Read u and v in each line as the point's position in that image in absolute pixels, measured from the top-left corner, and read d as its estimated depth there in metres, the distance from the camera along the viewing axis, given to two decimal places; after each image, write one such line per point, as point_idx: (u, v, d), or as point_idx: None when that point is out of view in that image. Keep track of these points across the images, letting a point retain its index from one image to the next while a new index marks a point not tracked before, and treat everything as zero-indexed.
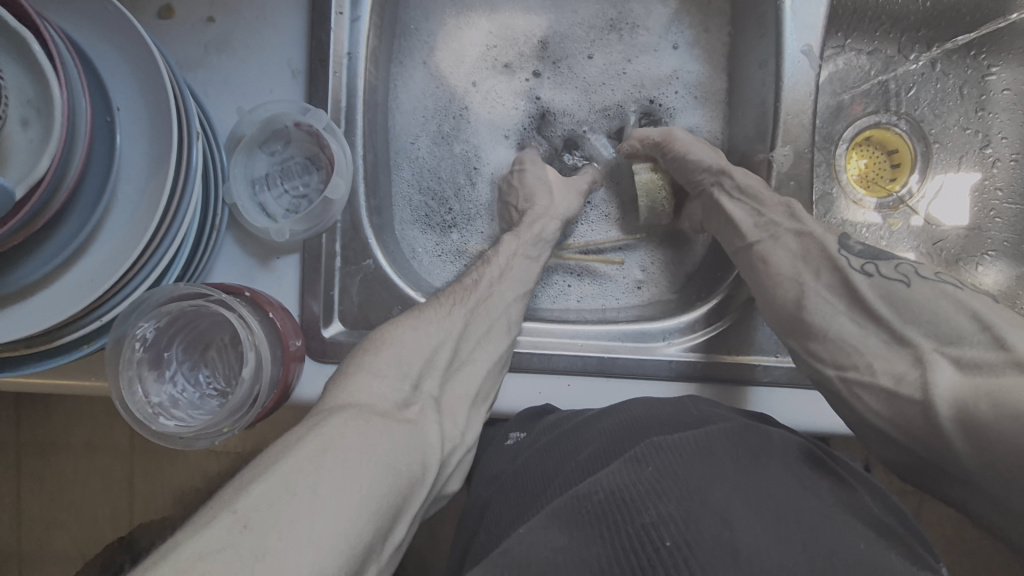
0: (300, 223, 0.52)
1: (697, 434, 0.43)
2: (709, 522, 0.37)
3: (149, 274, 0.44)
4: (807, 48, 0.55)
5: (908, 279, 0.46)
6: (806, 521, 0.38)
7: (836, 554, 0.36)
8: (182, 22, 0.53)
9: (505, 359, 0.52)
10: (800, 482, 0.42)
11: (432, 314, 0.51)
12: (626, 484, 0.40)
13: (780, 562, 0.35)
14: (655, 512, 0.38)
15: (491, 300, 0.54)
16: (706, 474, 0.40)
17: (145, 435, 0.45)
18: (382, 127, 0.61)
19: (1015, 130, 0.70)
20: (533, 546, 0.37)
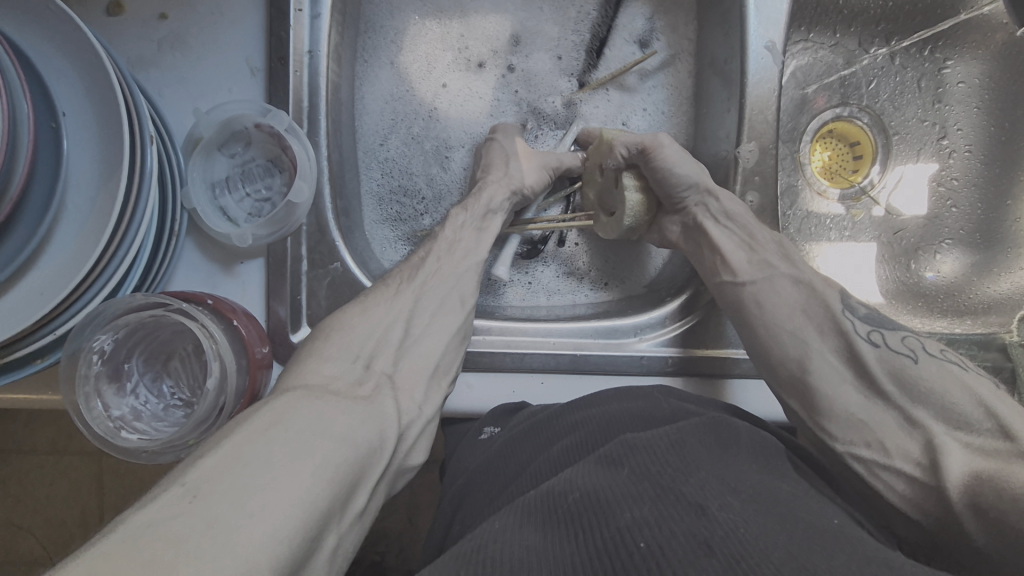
0: (264, 228, 0.50)
1: (670, 436, 0.44)
2: (683, 515, 0.36)
3: (105, 285, 0.42)
4: (769, 44, 0.56)
5: (914, 353, 0.46)
6: (784, 509, 0.38)
7: (817, 538, 0.36)
8: (132, 18, 0.51)
9: (465, 332, 0.51)
10: (767, 471, 0.43)
11: (382, 296, 0.50)
12: (600, 486, 0.40)
13: (758, 542, 0.34)
14: (630, 515, 0.37)
15: (445, 267, 0.53)
16: (678, 471, 0.40)
17: (106, 450, 0.44)
18: (348, 125, 0.60)
19: (970, 121, 0.72)
20: (504, 548, 0.36)
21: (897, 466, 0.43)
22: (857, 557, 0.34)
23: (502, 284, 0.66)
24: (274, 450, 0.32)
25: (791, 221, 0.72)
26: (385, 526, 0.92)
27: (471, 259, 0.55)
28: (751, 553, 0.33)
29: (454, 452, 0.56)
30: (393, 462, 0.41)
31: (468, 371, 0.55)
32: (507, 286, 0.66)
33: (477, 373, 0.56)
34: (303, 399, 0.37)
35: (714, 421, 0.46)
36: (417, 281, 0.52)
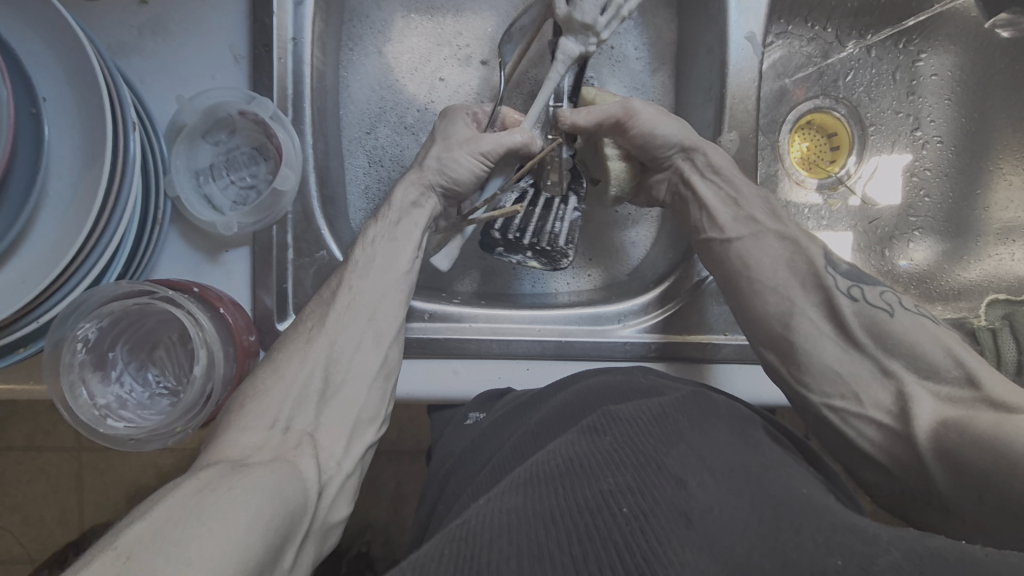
0: (248, 216, 0.50)
1: (651, 412, 0.45)
2: (663, 485, 0.38)
3: (88, 272, 0.42)
4: (750, 35, 0.57)
5: (891, 306, 0.48)
6: (760, 479, 0.40)
7: (792, 507, 0.37)
8: (111, 3, 0.50)
9: (387, 372, 0.49)
10: (742, 441, 0.45)
11: (294, 349, 0.47)
12: (583, 453, 0.41)
13: (733, 518, 0.36)
14: (613, 482, 0.39)
15: (359, 299, 0.49)
16: (659, 443, 0.42)
17: (93, 439, 0.44)
18: (333, 113, 0.60)
19: (942, 113, 0.74)
20: (488, 516, 0.38)
21: (870, 415, 0.45)
22: (826, 525, 0.36)
23: (487, 277, 0.67)
24: (210, 508, 0.32)
25: None
26: (371, 518, 0.93)
27: (399, 278, 0.51)
28: (726, 532, 0.35)
29: (440, 438, 0.56)
30: (318, 519, 0.40)
31: (456, 357, 0.56)
32: (492, 279, 0.67)
33: (464, 360, 0.56)
34: (227, 474, 0.35)
35: (693, 397, 0.47)
36: (331, 328, 0.48)
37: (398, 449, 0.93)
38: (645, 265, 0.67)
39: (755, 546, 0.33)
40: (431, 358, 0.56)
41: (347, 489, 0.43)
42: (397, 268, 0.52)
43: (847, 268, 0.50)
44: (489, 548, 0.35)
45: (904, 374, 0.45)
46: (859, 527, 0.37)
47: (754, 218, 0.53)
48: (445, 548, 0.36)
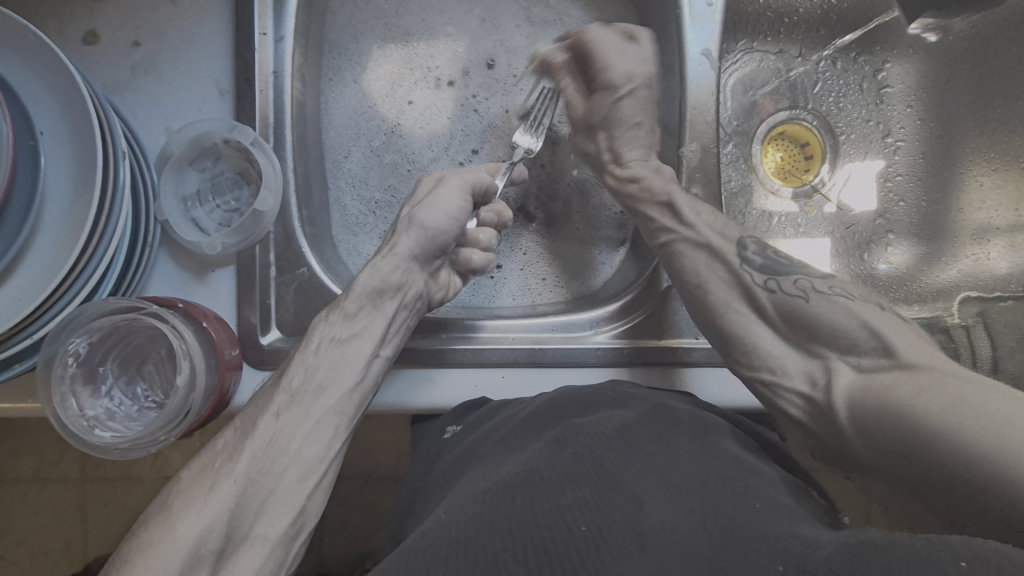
0: (231, 236, 0.53)
1: (615, 428, 0.44)
2: (621, 501, 0.37)
3: (78, 291, 0.45)
4: (706, 51, 0.60)
5: (807, 292, 0.46)
6: (715, 487, 0.38)
7: (739, 506, 0.36)
8: (106, 46, 0.55)
9: (296, 531, 0.42)
10: (705, 447, 0.43)
11: (199, 488, 0.40)
12: (544, 466, 0.41)
13: (688, 529, 0.34)
14: (571, 496, 0.37)
15: (283, 433, 0.43)
16: (619, 455, 0.41)
17: (81, 448, 0.46)
18: (314, 141, 0.63)
19: (909, 120, 0.76)
20: (447, 533, 0.36)
21: None
22: (776, 536, 0.33)
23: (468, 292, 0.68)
24: None
25: (745, 219, 0.75)
26: (373, 543, 0.93)
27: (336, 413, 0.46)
28: (680, 546, 0.33)
29: (417, 449, 0.58)
30: None
31: (433, 367, 0.58)
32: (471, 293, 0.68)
33: (441, 370, 0.58)
34: None
35: (654, 414, 0.47)
36: (241, 466, 0.41)
37: (397, 474, 0.94)
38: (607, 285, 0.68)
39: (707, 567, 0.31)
40: (412, 369, 0.58)
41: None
42: (330, 396, 0.46)
43: (764, 263, 0.49)
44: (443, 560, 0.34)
45: (828, 354, 0.44)
46: (804, 535, 0.34)
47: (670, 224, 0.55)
48: (401, 562, 0.35)
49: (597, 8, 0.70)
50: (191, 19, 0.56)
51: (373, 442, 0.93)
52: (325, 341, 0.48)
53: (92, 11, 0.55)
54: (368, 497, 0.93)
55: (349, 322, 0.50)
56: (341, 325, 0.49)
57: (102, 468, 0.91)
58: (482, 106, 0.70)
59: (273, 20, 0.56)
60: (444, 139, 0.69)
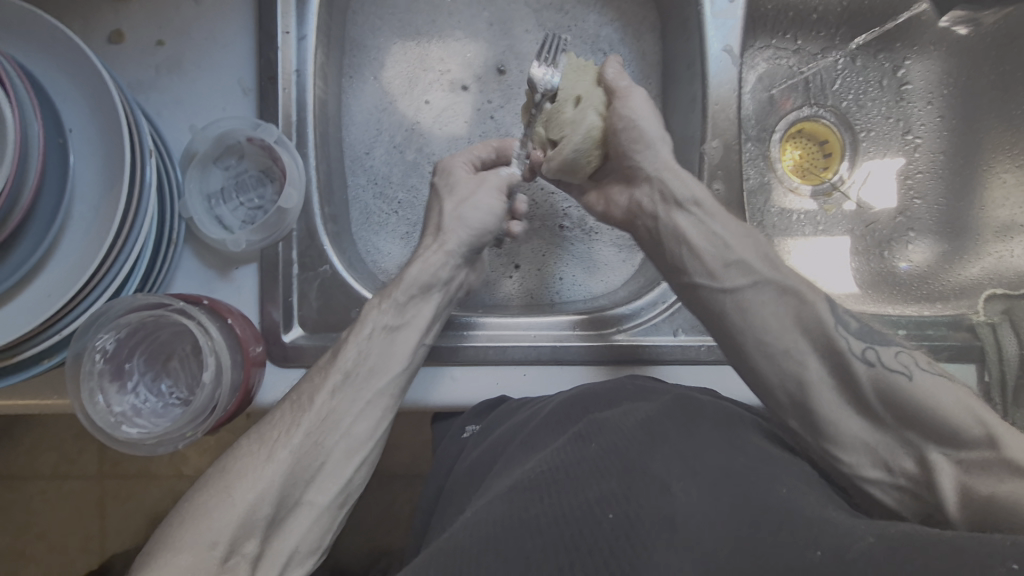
0: (256, 234, 0.54)
1: (638, 420, 0.44)
2: (648, 488, 0.37)
3: (107, 287, 0.45)
4: (728, 48, 0.60)
5: (909, 369, 0.41)
6: (745, 474, 0.38)
7: (770, 492, 0.36)
8: (132, 46, 0.56)
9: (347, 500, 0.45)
10: (731, 437, 0.43)
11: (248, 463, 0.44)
12: (569, 463, 0.40)
13: (716, 517, 0.35)
14: (597, 490, 0.37)
15: (338, 409, 0.48)
16: (644, 447, 0.41)
17: (108, 443, 0.47)
18: (335, 139, 0.64)
19: (931, 117, 0.75)
20: (476, 534, 0.36)
21: None
22: (806, 521, 0.34)
23: None
24: None
25: (765, 217, 0.75)
26: (389, 543, 0.93)
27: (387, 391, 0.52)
28: (709, 535, 0.33)
29: (438, 449, 0.58)
30: None
31: (454, 365, 0.58)
32: None
33: (462, 367, 0.58)
34: None
35: (681, 403, 0.47)
36: None
37: (414, 473, 0.94)
38: (622, 286, 0.68)
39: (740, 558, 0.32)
40: (433, 366, 0.58)
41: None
42: (382, 381, 0.51)
43: (858, 327, 0.43)
44: (473, 564, 0.34)
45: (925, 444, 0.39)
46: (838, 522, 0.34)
47: (748, 265, 0.47)
48: (433, 564, 0.35)
49: (617, 6, 0.70)
50: (215, 18, 0.56)
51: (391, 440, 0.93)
52: (378, 330, 0.52)
53: (117, 12, 0.56)
54: (385, 495, 0.94)
55: (400, 310, 0.54)
56: (393, 313, 0.53)
57: (121, 465, 0.92)
58: (502, 106, 0.70)
59: (295, 19, 0.57)
60: (463, 139, 0.69)
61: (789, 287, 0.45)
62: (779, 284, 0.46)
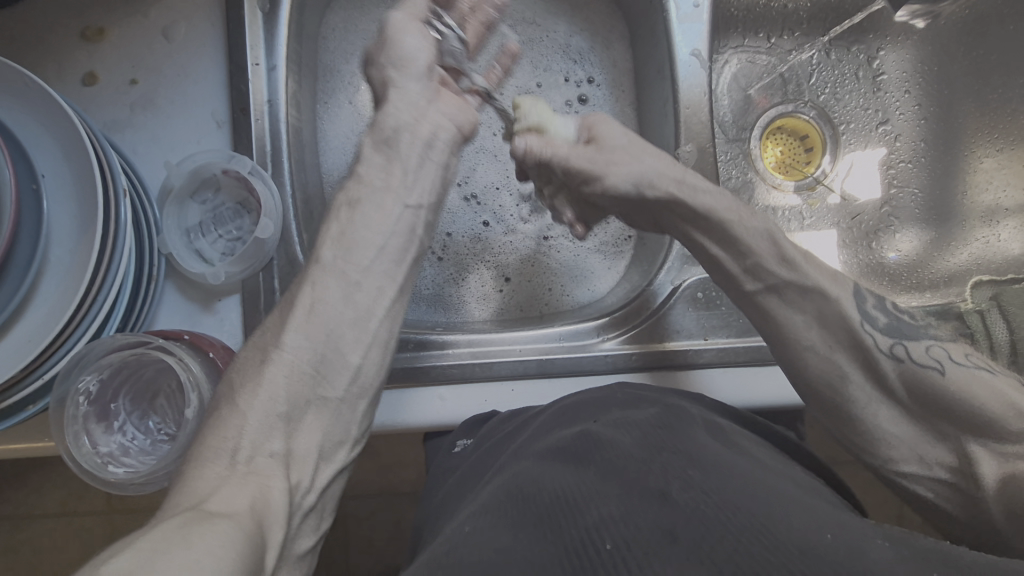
0: (234, 265, 0.54)
1: (633, 438, 0.43)
2: (648, 506, 0.36)
3: (87, 327, 0.45)
4: (696, 52, 0.60)
5: (941, 363, 0.45)
6: (741, 479, 0.38)
7: (766, 496, 0.37)
8: (106, 86, 0.57)
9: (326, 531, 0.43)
10: (724, 445, 0.43)
11: (250, 365, 0.42)
12: (568, 487, 0.39)
13: (721, 521, 0.34)
14: (597, 514, 0.36)
15: (322, 298, 0.44)
16: (642, 467, 0.40)
17: (98, 485, 0.47)
18: (313, 165, 0.64)
19: (909, 106, 0.75)
20: (476, 552, 0.35)
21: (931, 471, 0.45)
22: (811, 526, 0.34)
23: (453, 299, 0.68)
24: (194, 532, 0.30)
25: None
26: (397, 563, 0.93)
27: (376, 276, 0.46)
28: (715, 539, 0.33)
29: (431, 467, 0.58)
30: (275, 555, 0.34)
31: (441, 385, 0.57)
32: (456, 299, 0.68)
33: (449, 386, 0.57)
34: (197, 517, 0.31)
35: (670, 413, 0.47)
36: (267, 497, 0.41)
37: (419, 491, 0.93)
38: (608, 293, 0.68)
39: (755, 557, 0.32)
40: (420, 387, 0.57)
41: (309, 521, 0.41)
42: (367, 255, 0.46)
43: (886, 323, 0.47)
44: None
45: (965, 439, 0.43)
46: (848, 522, 0.36)
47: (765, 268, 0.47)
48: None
49: (586, 17, 0.70)
50: (187, 54, 0.57)
51: (395, 460, 0.93)
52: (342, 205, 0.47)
53: (91, 55, 0.57)
54: (390, 515, 0.93)
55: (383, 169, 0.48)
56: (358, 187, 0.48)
57: (127, 499, 0.92)
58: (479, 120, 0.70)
59: (265, 50, 0.57)
60: None
61: (813, 287, 0.46)
62: (800, 285, 0.47)
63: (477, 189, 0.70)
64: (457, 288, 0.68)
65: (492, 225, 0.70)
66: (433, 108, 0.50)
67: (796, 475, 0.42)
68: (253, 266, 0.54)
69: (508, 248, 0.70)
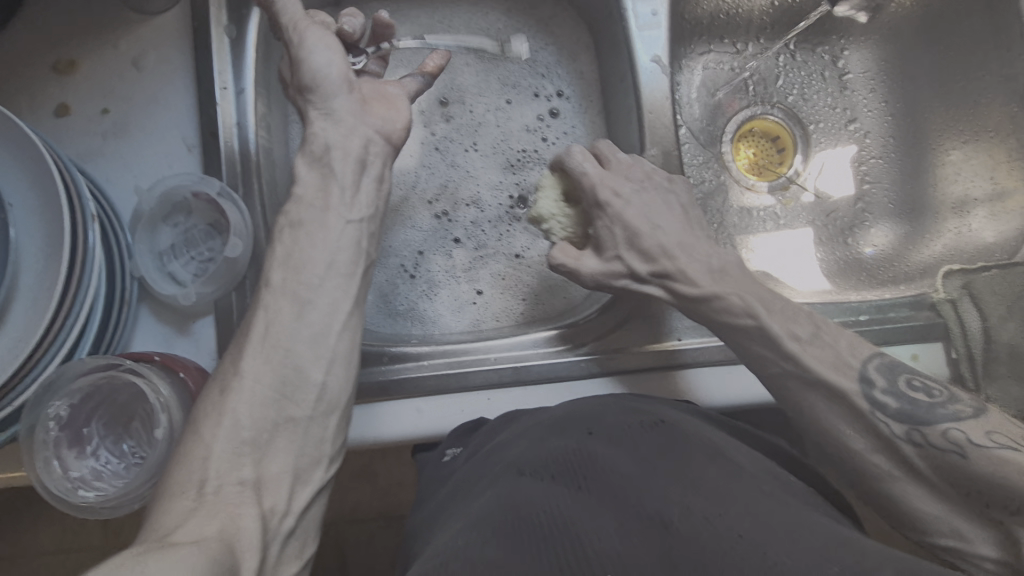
0: (206, 285, 0.54)
1: (629, 455, 0.44)
2: (647, 534, 0.37)
3: (57, 352, 0.45)
4: (657, 58, 0.61)
5: None
6: (738, 496, 0.39)
7: (763, 512, 0.38)
8: (78, 116, 0.58)
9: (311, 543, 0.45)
10: (716, 452, 0.43)
11: (229, 388, 0.45)
12: (568, 510, 0.39)
13: (718, 543, 0.36)
14: (598, 540, 0.37)
15: (273, 322, 0.47)
16: (639, 489, 0.40)
17: (69, 511, 0.47)
18: (285, 186, 0.65)
19: (875, 105, 0.77)
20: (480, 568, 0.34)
21: None
22: (810, 541, 0.35)
23: (430, 313, 0.68)
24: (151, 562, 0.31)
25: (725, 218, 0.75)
26: None
27: (329, 292, 0.49)
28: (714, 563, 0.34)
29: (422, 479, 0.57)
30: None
31: (418, 397, 0.57)
32: (433, 313, 0.68)
33: (426, 398, 0.57)
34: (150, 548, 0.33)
35: (662, 424, 0.47)
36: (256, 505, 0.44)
37: None
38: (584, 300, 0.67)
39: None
40: (397, 400, 0.57)
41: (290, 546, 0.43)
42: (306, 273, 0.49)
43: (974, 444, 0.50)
44: None
45: None
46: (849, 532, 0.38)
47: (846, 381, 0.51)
48: None
49: (551, 30, 0.72)
50: (156, 82, 0.58)
51: (391, 480, 0.92)
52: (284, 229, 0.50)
53: (63, 86, 0.58)
54: (389, 537, 0.92)
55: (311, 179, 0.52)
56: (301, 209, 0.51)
57: (123, 533, 0.91)
58: (449, 133, 0.71)
59: (232, 75, 0.58)
60: (414, 172, 0.71)
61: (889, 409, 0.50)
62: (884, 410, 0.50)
63: (450, 203, 0.71)
64: (433, 301, 0.68)
65: (467, 237, 0.70)
66: (360, 122, 0.53)
67: (786, 487, 0.42)
68: (224, 285, 0.55)
69: (484, 259, 0.70)
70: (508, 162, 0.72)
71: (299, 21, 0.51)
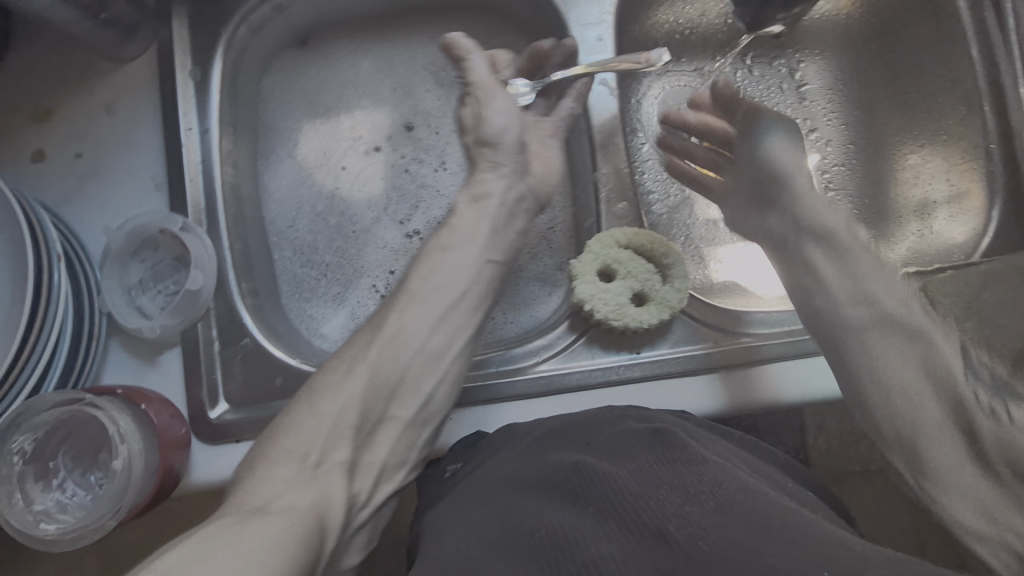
0: (170, 318, 0.56)
1: (626, 461, 0.41)
2: (647, 542, 0.35)
3: (21, 387, 0.47)
4: (604, 80, 0.65)
5: None
6: (740, 499, 0.37)
7: (770, 517, 0.35)
8: (52, 161, 0.60)
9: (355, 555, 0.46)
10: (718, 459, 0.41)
11: (332, 380, 0.49)
12: (566, 522, 0.37)
13: (724, 549, 0.33)
14: (596, 550, 0.35)
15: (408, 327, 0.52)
16: (638, 496, 0.38)
17: (32, 544, 0.47)
18: (254, 219, 0.67)
19: (834, 113, 0.78)
20: None
21: None
22: (820, 546, 0.33)
23: None
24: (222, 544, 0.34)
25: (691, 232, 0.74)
26: None
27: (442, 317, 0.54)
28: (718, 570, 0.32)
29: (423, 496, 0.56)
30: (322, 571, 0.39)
31: None
32: None
33: None
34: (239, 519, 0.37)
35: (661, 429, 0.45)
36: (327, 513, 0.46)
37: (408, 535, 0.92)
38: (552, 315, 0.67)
39: None
40: None
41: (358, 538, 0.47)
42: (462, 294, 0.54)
43: None
44: None
45: None
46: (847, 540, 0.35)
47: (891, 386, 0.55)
48: None
49: None
50: (126, 126, 0.61)
51: None
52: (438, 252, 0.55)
53: (39, 134, 0.61)
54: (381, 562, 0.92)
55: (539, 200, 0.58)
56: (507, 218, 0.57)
57: None
58: (411, 159, 0.73)
59: (197, 115, 0.61)
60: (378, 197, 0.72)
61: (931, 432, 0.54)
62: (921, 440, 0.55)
63: (416, 225, 0.71)
64: None
65: (433, 258, 0.71)
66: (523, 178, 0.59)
67: (777, 490, 0.41)
68: (188, 317, 0.57)
69: None
70: (469, 182, 0.72)
71: (489, 81, 0.58)
